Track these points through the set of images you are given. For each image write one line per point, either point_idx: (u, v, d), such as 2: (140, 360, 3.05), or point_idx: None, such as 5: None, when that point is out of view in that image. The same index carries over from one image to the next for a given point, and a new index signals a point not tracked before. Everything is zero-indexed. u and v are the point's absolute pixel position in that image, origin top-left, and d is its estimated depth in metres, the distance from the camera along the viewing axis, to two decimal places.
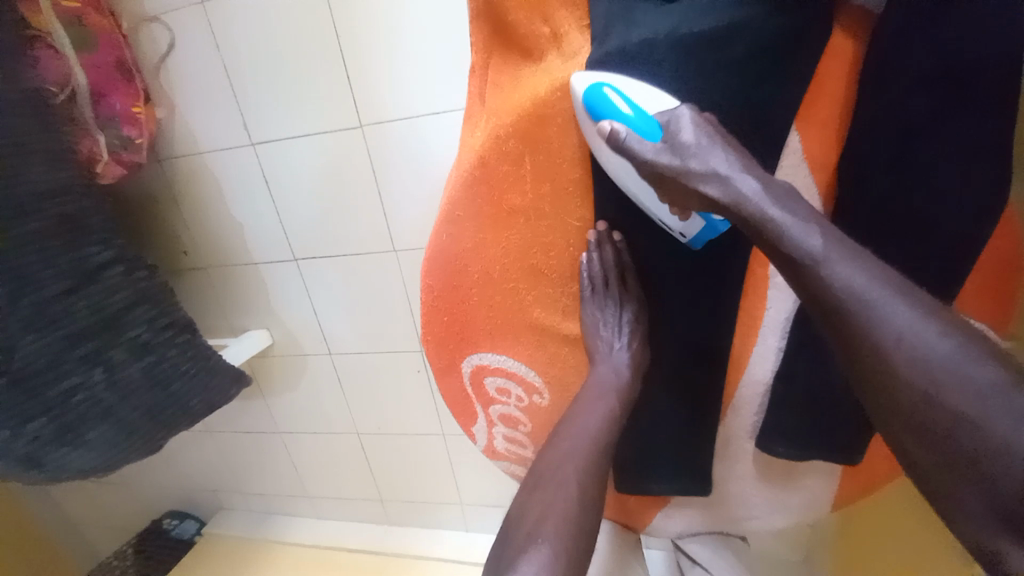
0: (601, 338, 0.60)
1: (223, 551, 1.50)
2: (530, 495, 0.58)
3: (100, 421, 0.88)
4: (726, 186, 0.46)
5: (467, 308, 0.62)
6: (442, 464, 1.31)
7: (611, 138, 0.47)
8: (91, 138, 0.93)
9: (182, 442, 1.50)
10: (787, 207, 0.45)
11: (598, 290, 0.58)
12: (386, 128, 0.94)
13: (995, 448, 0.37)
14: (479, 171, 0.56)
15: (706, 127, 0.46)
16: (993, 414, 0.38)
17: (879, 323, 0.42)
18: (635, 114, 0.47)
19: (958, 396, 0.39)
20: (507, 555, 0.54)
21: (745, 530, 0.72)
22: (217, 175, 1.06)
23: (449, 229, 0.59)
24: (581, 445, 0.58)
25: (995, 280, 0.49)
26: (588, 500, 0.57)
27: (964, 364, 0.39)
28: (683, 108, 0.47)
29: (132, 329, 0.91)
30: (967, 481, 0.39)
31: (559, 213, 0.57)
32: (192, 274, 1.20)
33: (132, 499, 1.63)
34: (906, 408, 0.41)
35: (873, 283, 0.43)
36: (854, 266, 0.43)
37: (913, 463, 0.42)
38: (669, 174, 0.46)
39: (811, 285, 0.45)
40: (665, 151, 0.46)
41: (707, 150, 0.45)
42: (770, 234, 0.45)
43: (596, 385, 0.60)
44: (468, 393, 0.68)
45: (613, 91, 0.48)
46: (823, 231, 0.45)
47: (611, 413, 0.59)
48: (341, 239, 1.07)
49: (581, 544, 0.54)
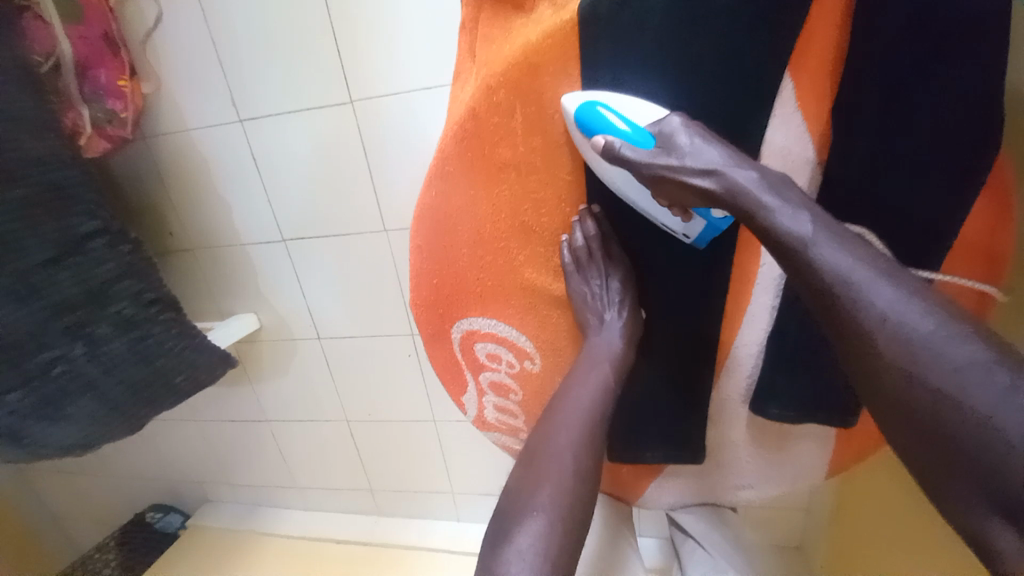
0: (592, 310, 0.59)
1: (208, 542, 1.46)
2: (522, 473, 0.57)
3: (83, 396, 0.87)
4: (719, 177, 0.46)
5: (457, 270, 0.61)
6: (433, 452, 1.29)
7: (608, 150, 0.49)
8: (75, 111, 0.92)
9: (167, 431, 1.46)
10: (779, 191, 0.45)
11: (584, 262, 0.58)
12: (377, 104, 0.92)
13: (978, 421, 0.36)
14: (469, 124, 0.55)
15: (697, 129, 0.48)
16: (972, 389, 0.37)
17: (863, 305, 0.41)
18: (631, 129, 0.49)
19: (937, 373, 0.38)
20: (500, 530, 0.53)
21: (736, 499, 0.71)
22: (205, 154, 1.04)
23: (439, 185, 0.59)
24: (576, 409, 0.57)
25: (993, 231, 0.48)
26: (584, 472, 0.56)
27: (944, 342, 0.38)
28: (673, 116, 0.49)
29: (116, 303, 0.89)
30: (956, 457, 0.37)
31: (552, 166, 0.56)
32: (179, 256, 1.17)
33: (116, 491, 1.59)
34: (889, 387, 0.40)
35: (860, 264, 0.42)
36: (840, 248, 0.43)
37: (899, 440, 0.41)
38: (666, 173, 0.47)
39: (800, 266, 0.44)
40: (661, 154, 0.48)
41: (701, 148, 0.47)
42: (760, 221, 0.46)
43: (590, 355, 0.59)
44: (458, 360, 0.67)
45: (607, 109, 0.50)
46: (812, 214, 0.45)
47: (606, 381, 0.58)
48: (332, 219, 1.05)
49: (576, 515, 0.54)
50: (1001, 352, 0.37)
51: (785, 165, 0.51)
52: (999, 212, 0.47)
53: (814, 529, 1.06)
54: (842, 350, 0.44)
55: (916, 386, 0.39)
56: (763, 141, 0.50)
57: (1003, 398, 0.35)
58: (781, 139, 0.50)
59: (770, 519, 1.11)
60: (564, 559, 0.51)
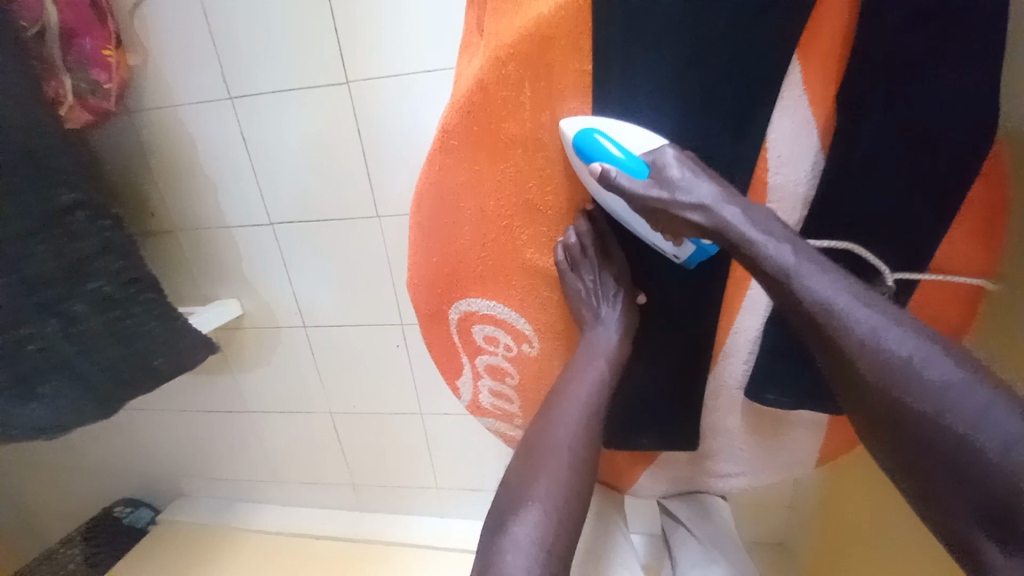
0: (587, 306, 0.59)
1: (180, 538, 1.41)
2: (519, 466, 0.56)
3: (56, 375, 0.84)
4: (708, 213, 0.48)
5: (458, 249, 0.60)
6: (419, 446, 1.27)
7: (603, 177, 0.49)
8: (58, 80, 0.87)
9: (140, 421, 1.41)
10: (763, 225, 0.47)
11: (578, 259, 0.58)
12: (374, 85, 0.91)
13: (961, 436, 0.38)
14: (477, 97, 0.55)
15: (690, 163, 0.49)
16: (953, 409, 0.38)
17: (846, 330, 0.43)
18: (626, 156, 0.50)
19: (920, 394, 0.40)
20: (498, 521, 0.52)
21: (724, 485, 0.72)
22: (191, 132, 1.01)
23: (443, 162, 0.58)
24: (582, 396, 0.57)
25: (984, 224, 0.49)
26: (581, 463, 0.55)
27: (922, 364, 0.40)
28: (667, 148, 0.50)
29: (95, 280, 0.85)
30: (940, 470, 0.38)
31: (558, 143, 0.55)
32: (159, 238, 1.13)
33: (84, 483, 1.53)
34: (876, 406, 0.42)
35: (842, 292, 0.44)
36: (824, 276, 0.45)
37: (887, 457, 0.42)
38: (658, 207, 0.49)
39: (786, 294, 0.46)
40: (653, 186, 0.49)
41: (693, 182, 0.48)
42: (748, 251, 0.47)
43: (588, 349, 0.59)
44: (455, 342, 0.66)
45: (603, 137, 0.51)
46: (793, 245, 0.46)
47: (602, 377, 0.57)
48: (323, 203, 1.03)
49: (573, 506, 0.53)
50: (978, 372, 0.39)
51: (790, 150, 0.51)
52: (986, 210, 0.49)
53: (797, 524, 1.08)
54: (831, 368, 0.45)
55: (901, 406, 0.40)
56: (769, 127, 0.51)
57: (981, 416, 0.37)
58: (787, 124, 0.50)
59: (754, 514, 1.12)
60: (562, 545, 0.50)
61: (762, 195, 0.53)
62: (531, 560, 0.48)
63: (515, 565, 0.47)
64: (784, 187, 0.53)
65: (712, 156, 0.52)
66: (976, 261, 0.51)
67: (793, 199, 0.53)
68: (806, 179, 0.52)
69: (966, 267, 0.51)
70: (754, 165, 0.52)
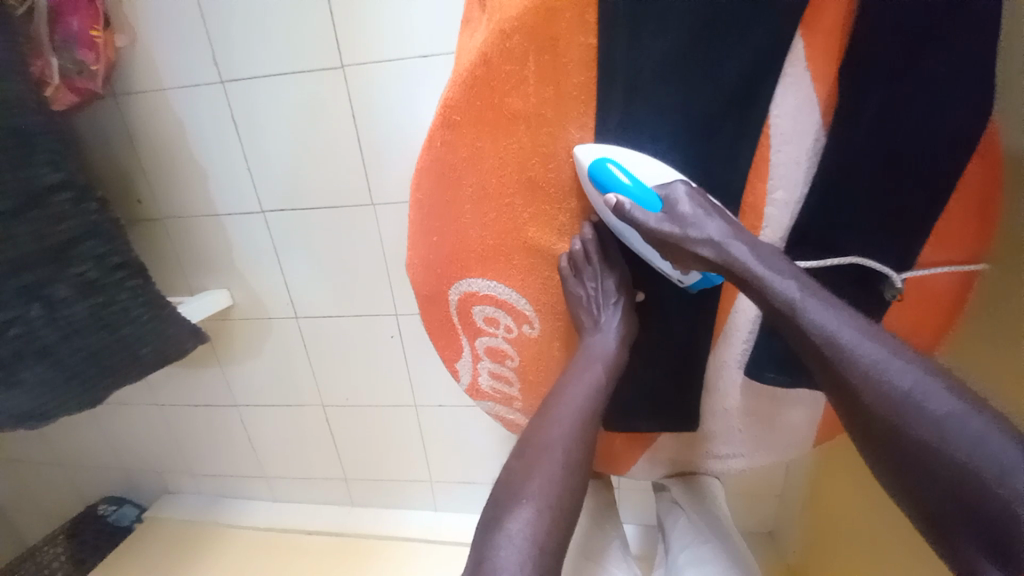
0: (586, 312, 0.60)
1: (166, 535, 1.38)
2: (516, 462, 0.54)
3: (37, 360, 0.81)
4: (718, 249, 0.49)
5: (459, 228, 0.60)
6: (412, 438, 1.26)
7: (618, 209, 0.51)
8: (43, 59, 0.87)
9: (124, 416, 1.37)
10: (771, 264, 0.48)
11: (581, 265, 0.59)
12: (370, 70, 0.90)
13: (960, 464, 0.37)
14: (481, 71, 0.54)
15: (701, 201, 0.50)
16: (951, 437, 0.38)
17: (851, 361, 0.43)
18: (633, 184, 0.52)
19: (920, 423, 0.39)
20: (492, 516, 0.50)
21: (722, 468, 0.72)
22: (179, 117, 0.99)
23: (445, 137, 0.57)
24: (581, 396, 0.56)
25: (976, 208, 0.49)
26: (574, 463, 0.54)
27: (922, 396, 0.40)
28: (678, 185, 0.51)
29: (79, 265, 0.84)
30: (948, 493, 0.38)
31: (563, 119, 0.55)
32: (146, 226, 1.11)
33: (66, 479, 1.49)
34: (882, 433, 0.41)
35: (846, 324, 0.44)
36: (829, 310, 0.45)
37: (894, 484, 0.42)
38: (670, 240, 0.50)
39: (791, 325, 0.46)
40: (665, 220, 0.50)
41: (704, 220, 0.49)
42: (755, 286, 0.48)
43: (586, 355, 0.59)
44: (455, 324, 0.66)
45: (615, 165, 0.52)
46: (799, 281, 0.47)
47: (598, 383, 0.57)
48: (316, 190, 1.01)
49: (566, 505, 0.51)
50: (977, 404, 0.39)
51: (792, 127, 0.51)
52: (979, 194, 0.48)
53: (787, 513, 1.09)
54: (837, 399, 0.45)
55: (902, 436, 0.40)
56: (771, 105, 0.50)
57: (978, 444, 0.37)
58: (789, 101, 0.50)
59: (747, 505, 1.13)
60: (555, 548, 0.48)
61: (763, 173, 0.53)
62: (522, 554, 0.46)
63: (508, 560, 0.46)
64: (785, 164, 0.52)
65: (714, 133, 0.52)
66: (970, 250, 0.51)
67: (794, 175, 0.52)
68: (807, 157, 0.51)
69: (959, 254, 0.51)
70: (757, 139, 0.51)
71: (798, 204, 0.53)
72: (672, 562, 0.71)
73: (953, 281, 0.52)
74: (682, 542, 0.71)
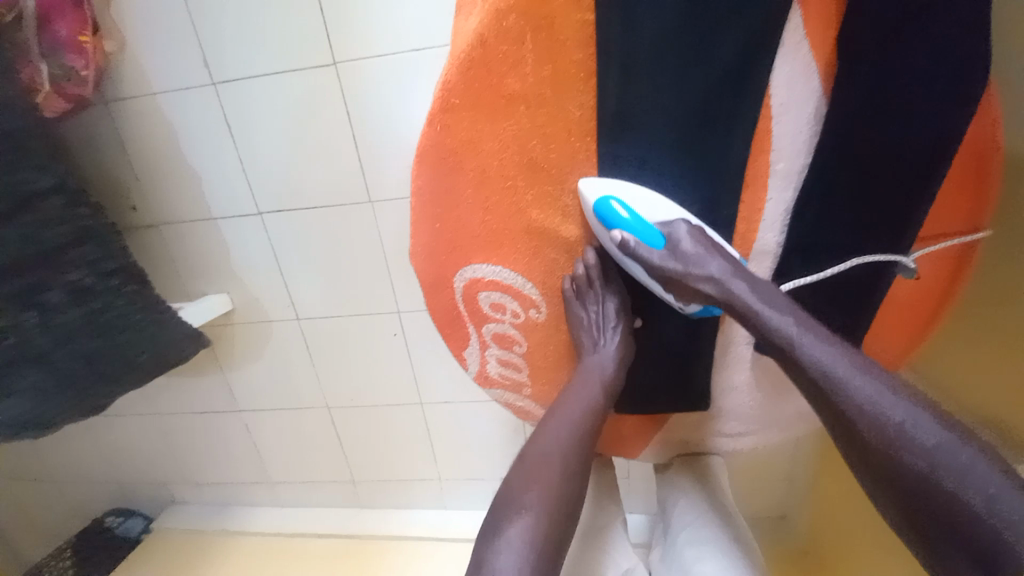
0: (586, 334, 0.62)
1: (172, 545, 1.37)
2: (517, 471, 0.57)
3: (34, 367, 0.81)
4: (721, 286, 0.52)
5: (462, 215, 0.60)
6: (418, 436, 1.25)
7: (623, 246, 0.54)
8: (32, 66, 0.85)
9: (125, 427, 1.36)
10: (770, 301, 0.50)
11: (585, 290, 0.61)
12: (363, 66, 0.89)
13: (949, 490, 0.40)
14: (478, 52, 0.53)
15: (703, 239, 0.53)
16: (940, 466, 0.41)
17: (848, 394, 0.45)
18: (633, 219, 0.54)
19: (912, 452, 0.42)
20: (493, 523, 0.54)
21: (729, 445, 0.73)
22: (170, 121, 0.98)
23: (443, 120, 0.56)
24: (578, 413, 0.59)
25: (971, 166, 0.51)
26: (572, 472, 0.56)
27: (913, 429, 0.43)
28: (680, 223, 0.54)
29: (73, 270, 0.84)
30: (937, 514, 0.41)
31: (562, 98, 0.55)
32: (140, 233, 1.10)
33: (68, 493, 1.48)
34: (878, 461, 0.44)
35: (845, 359, 0.47)
36: (825, 347, 0.48)
37: (886, 506, 0.45)
38: (674, 277, 0.53)
39: (790, 358, 0.49)
40: (669, 257, 0.53)
41: (705, 258, 0.52)
42: (755, 321, 0.50)
43: (583, 375, 0.61)
44: (461, 312, 0.65)
45: (617, 203, 0.54)
46: (797, 318, 0.50)
47: (596, 402, 0.59)
48: (312, 190, 1.00)
49: (563, 515, 0.54)
50: (963, 435, 0.42)
51: (792, 96, 0.50)
52: (974, 152, 0.51)
53: (797, 495, 1.09)
54: (836, 428, 0.47)
55: (895, 464, 0.43)
56: (771, 75, 0.50)
57: (964, 473, 0.40)
58: (787, 70, 0.49)
59: (755, 488, 1.13)
60: (550, 555, 0.52)
61: (765, 144, 0.52)
62: (520, 559, 0.50)
63: (506, 565, 0.49)
64: (786, 135, 0.52)
65: (716, 105, 0.51)
66: (967, 208, 0.53)
67: (795, 146, 0.52)
68: (807, 126, 0.51)
69: (956, 211, 0.53)
70: (758, 112, 0.51)
71: (799, 174, 0.53)
72: (673, 540, 0.71)
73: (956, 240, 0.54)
74: (684, 519, 0.71)
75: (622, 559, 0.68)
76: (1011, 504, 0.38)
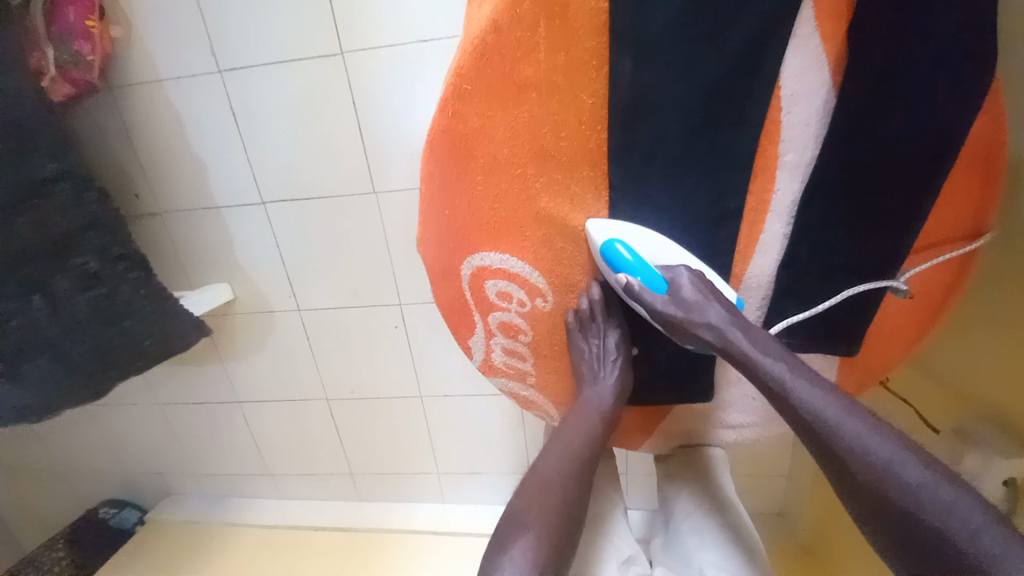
0: (588, 367, 0.65)
1: (170, 536, 1.36)
2: (522, 496, 0.60)
3: (39, 353, 0.81)
4: (717, 333, 0.55)
5: (471, 202, 0.60)
6: (419, 430, 1.25)
7: (627, 288, 0.58)
8: (39, 51, 0.86)
9: (124, 417, 1.35)
10: (764, 348, 0.53)
11: (586, 323, 0.65)
12: (369, 55, 0.89)
13: (934, 527, 0.42)
14: (491, 39, 0.53)
15: (703, 286, 0.56)
16: (926, 504, 0.43)
17: (837, 435, 0.48)
18: (636, 260, 0.57)
19: (899, 490, 0.44)
20: (497, 542, 0.57)
21: (732, 439, 0.73)
22: (175, 108, 0.98)
23: (455, 106, 0.56)
24: (578, 443, 0.62)
25: (980, 159, 0.51)
26: (572, 500, 0.60)
27: (899, 467, 0.45)
28: (682, 269, 0.57)
29: (80, 256, 0.84)
30: (926, 548, 0.43)
31: (574, 85, 0.55)
32: (144, 221, 1.09)
33: (66, 484, 1.47)
34: (868, 498, 0.46)
35: (832, 401, 0.49)
36: (814, 390, 0.50)
37: (878, 541, 0.46)
38: (675, 321, 0.56)
39: (780, 401, 0.52)
40: (670, 302, 0.56)
41: (704, 304, 0.55)
42: (748, 365, 0.54)
43: (582, 406, 0.65)
44: (467, 299, 0.66)
45: (623, 246, 0.57)
46: (790, 363, 0.52)
47: (594, 433, 0.63)
48: (316, 179, 1.00)
49: (562, 538, 0.57)
50: (949, 475, 0.44)
51: (802, 87, 0.51)
52: (987, 143, 0.50)
53: (796, 491, 1.10)
54: (828, 466, 0.49)
55: (884, 502, 0.45)
56: (782, 66, 0.50)
57: (950, 510, 0.42)
58: (797, 60, 0.50)
59: (753, 483, 1.14)
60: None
61: (775, 135, 0.53)
62: None
63: None
64: (796, 126, 0.52)
65: (726, 95, 0.51)
66: (975, 200, 0.53)
67: (804, 137, 0.53)
68: (817, 117, 0.52)
69: (963, 204, 0.53)
70: (769, 102, 0.51)
71: (808, 166, 0.54)
72: (676, 530, 0.73)
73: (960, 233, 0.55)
74: (687, 510, 0.73)
75: (624, 546, 0.71)
76: (993, 542, 0.40)
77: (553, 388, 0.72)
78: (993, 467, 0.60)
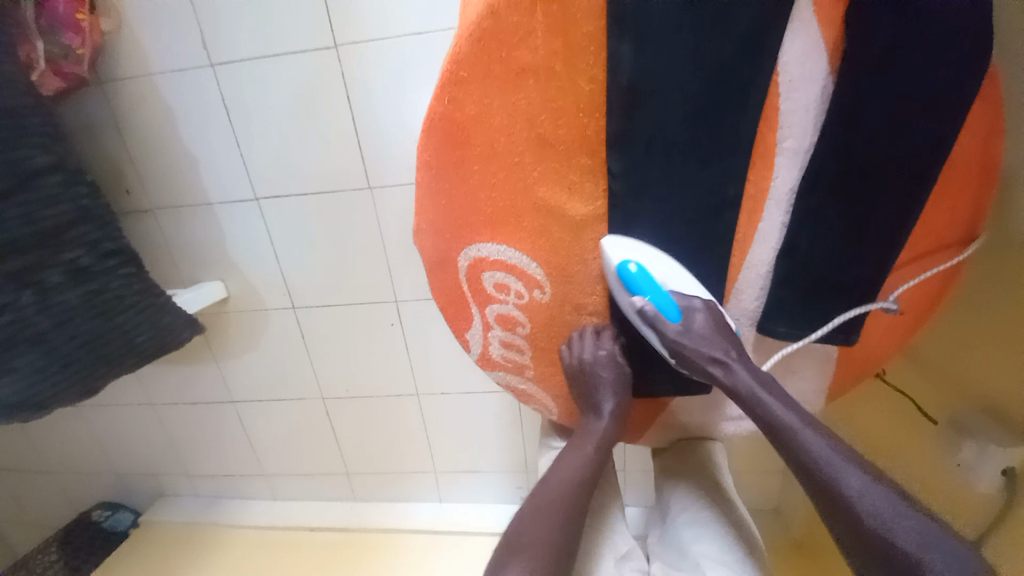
0: (588, 387, 0.66)
1: (164, 538, 1.34)
2: (525, 516, 0.63)
3: (29, 347, 0.79)
4: (727, 370, 0.57)
5: (467, 190, 0.60)
6: (415, 428, 1.24)
7: (642, 312, 0.59)
8: (30, 44, 0.84)
9: (117, 417, 1.33)
10: (771, 390, 0.56)
11: (580, 336, 0.65)
12: (364, 48, 0.88)
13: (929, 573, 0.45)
14: (489, 23, 0.54)
15: (714, 322, 0.58)
16: (922, 550, 0.46)
17: (840, 480, 0.50)
18: (639, 272, 0.57)
19: (897, 538, 0.47)
20: (500, 560, 0.60)
21: (731, 432, 0.72)
22: (167, 102, 0.96)
23: (452, 93, 0.57)
24: (579, 469, 0.65)
25: (980, 144, 0.51)
26: (571, 523, 0.62)
27: (897, 515, 0.48)
28: (698, 301, 0.59)
29: (70, 250, 0.83)
30: None
31: (571, 71, 0.54)
32: (135, 217, 1.08)
33: (57, 485, 1.45)
34: (866, 542, 0.48)
35: (837, 450, 0.52)
36: (820, 437, 0.53)
37: None
38: (687, 352, 0.58)
39: (787, 444, 0.54)
40: (682, 332, 0.58)
41: (715, 340, 0.57)
42: (757, 408, 0.56)
43: (584, 431, 0.67)
44: (466, 293, 0.66)
45: (638, 265, 0.57)
46: (795, 407, 0.55)
47: (594, 460, 0.65)
48: (310, 173, 0.99)
49: (560, 559, 0.60)
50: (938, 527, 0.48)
51: (801, 72, 0.50)
52: (987, 128, 0.51)
53: (792, 486, 1.10)
54: (827, 513, 0.52)
55: (884, 548, 0.47)
56: (782, 49, 0.50)
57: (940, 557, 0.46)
58: (798, 46, 0.49)
59: (751, 479, 1.14)
60: None
61: (773, 122, 0.52)
62: None
63: None
64: (795, 112, 0.51)
65: (728, 81, 0.50)
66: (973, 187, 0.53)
67: (803, 123, 0.52)
68: (816, 103, 0.51)
69: (964, 190, 0.53)
70: (766, 89, 0.51)
71: (806, 154, 0.53)
72: (672, 524, 0.73)
73: (959, 219, 0.55)
74: (682, 505, 0.73)
75: (620, 542, 0.71)
76: None
77: (550, 381, 0.71)
78: (990, 457, 0.61)
